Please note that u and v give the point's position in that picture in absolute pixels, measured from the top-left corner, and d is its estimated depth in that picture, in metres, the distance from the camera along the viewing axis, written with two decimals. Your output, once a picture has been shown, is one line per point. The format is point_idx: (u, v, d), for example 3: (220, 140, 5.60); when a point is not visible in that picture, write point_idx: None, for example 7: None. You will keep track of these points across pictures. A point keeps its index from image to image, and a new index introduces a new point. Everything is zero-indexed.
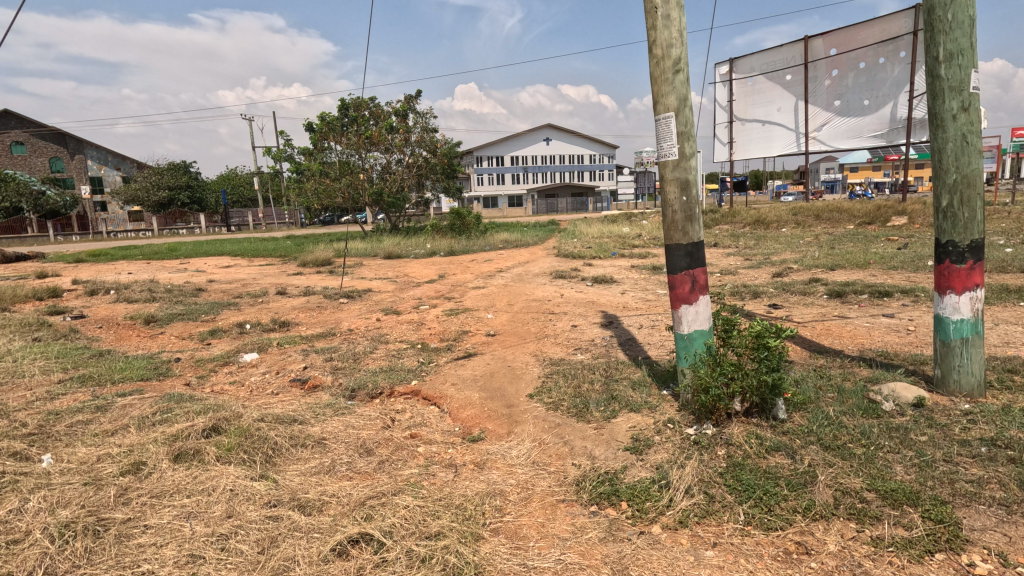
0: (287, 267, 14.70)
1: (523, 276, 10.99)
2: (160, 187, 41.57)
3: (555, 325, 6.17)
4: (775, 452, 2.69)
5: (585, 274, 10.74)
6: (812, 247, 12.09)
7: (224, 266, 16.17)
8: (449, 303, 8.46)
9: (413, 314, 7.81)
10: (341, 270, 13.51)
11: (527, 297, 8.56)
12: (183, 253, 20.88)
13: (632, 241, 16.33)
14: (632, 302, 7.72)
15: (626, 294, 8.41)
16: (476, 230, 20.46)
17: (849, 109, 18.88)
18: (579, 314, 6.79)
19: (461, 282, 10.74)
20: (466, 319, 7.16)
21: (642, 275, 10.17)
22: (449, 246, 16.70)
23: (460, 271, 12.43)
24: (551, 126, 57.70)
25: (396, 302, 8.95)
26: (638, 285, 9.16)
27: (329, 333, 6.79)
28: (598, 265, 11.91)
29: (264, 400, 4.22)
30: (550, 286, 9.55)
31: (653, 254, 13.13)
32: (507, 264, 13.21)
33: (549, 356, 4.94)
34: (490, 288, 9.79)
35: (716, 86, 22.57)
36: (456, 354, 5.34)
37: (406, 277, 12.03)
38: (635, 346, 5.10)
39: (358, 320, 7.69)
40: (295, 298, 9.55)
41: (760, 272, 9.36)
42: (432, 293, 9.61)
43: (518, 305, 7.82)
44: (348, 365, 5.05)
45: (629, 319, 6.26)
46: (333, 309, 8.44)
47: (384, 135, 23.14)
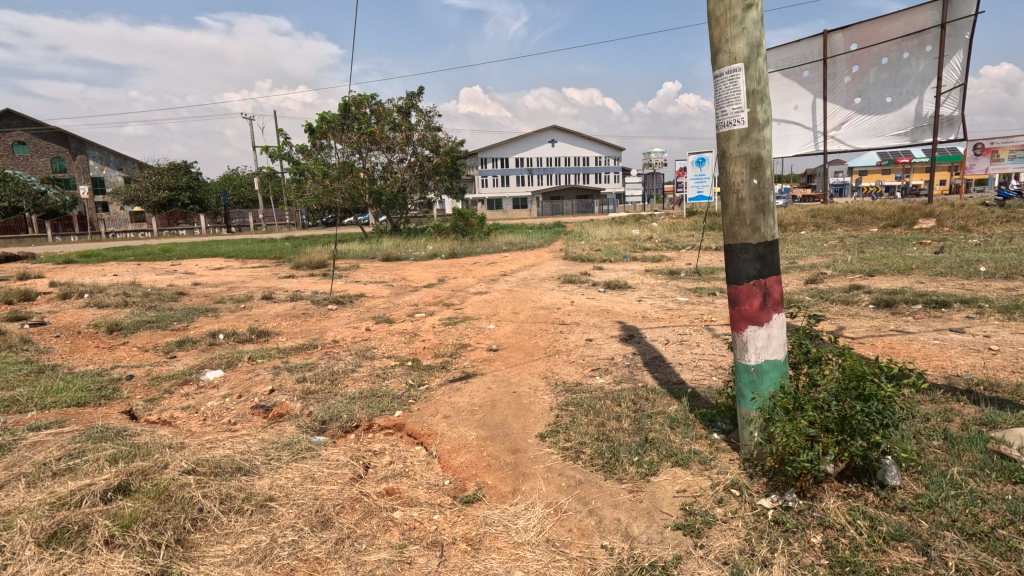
0: (280, 270, 13.97)
1: (528, 281, 10.19)
2: (160, 187, 40.94)
3: (567, 340, 5.37)
4: (898, 543, 1.87)
5: (596, 278, 9.93)
6: (839, 251, 11.25)
7: (216, 267, 15.46)
8: (447, 311, 7.68)
9: (407, 324, 7.01)
10: (336, 273, 12.76)
11: (534, 304, 7.76)
12: (175, 254, 20.19)
13: (643, 243, 15.52)
14: (651, 311, 6.92)
15: (642, 302, 7.60)
16: (479, 232, 19.72)
17: (870, 107, 18.07)
18: (593, 326, 5.99)
19: (462, 287, 9.94)
20: (466, 330, 6.37)
21: (658, 280, 9.37)
22: (451, 248, 15.93)
23: (462, 274, 11.65)
24: (557, 127, 56.91)
25: (390, 308, 8.18)
26: (655, 292, 8.36)
27: (310, 346, 6.00)
28: (609, 269, 11.11)
29: (212, 436, 3.41)
30: (558, 293, 8.74)
31: (667, 258, 12.32)
32: (511, 267, 12.40)
33: (562, 379, 4.14)
34: (492, 294, 9.01)
35: None
36: (452, 375, 4.54)
37: (403, 280, 11.26)
38: (665, 368, 4.28)
39: (345, 329, 6.91)
40: (280, 304, 8.77)
41: (788, 278, 8.54)
42: (430, 299, 8.83)
43: (524, 314, 7.03)
44: (323, 388, 4.25)
45: (651, 332, 5.45)
46: (320, 317, 7.66)
47: (385, 134, 22.44)
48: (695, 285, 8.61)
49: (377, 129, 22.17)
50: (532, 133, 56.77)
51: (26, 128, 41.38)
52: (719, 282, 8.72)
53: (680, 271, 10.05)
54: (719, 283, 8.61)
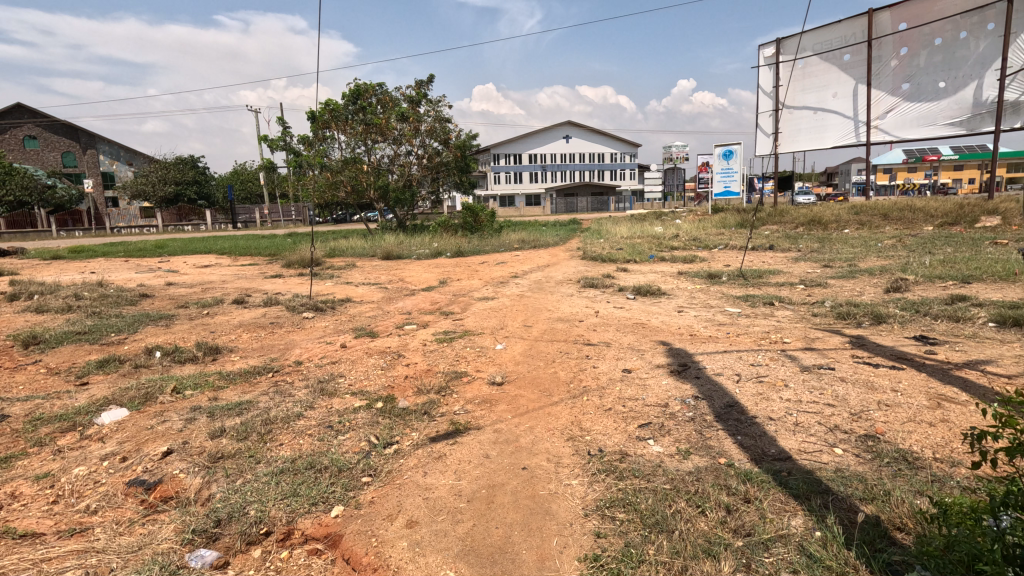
0: (269, 269, 12.71)
1: (542, 284, 8.78)
2: (167, 182, 40.10)
3: (599, 371, 3.96)
4: None
5: (622, 282, 8.51)
6: (900, 252, 9.74)
7: (204, 265, 14.30)
8: (444, 323, 6.30)
9: (392, 339, 5.63)
10: (327, 273, 11.45)
11: (549, 315, 6.35)
12: (168, 250, 19.08)
13: (669, 242, 14.08)
14: (700, 327, 5.47)
15: (684, 313, 6.15)
16: (489, 229, 18.38)
17: (919, 93, 16.44)
18: (629, 349, 4.57)
19: (466, 291, 8.57)
20: (464, 350, 4.99)
21: (696, 285, 7.92)
22: (457, 246, 14.59)
23: (467, 276, 10.26)
24: (572, 123, 55.28)
25: (377, 318, 6.82)
26: (695, 300, 6.92)
27: (265, 371, 4.66)
28: (633, 271, 9.67)
29: (22, 555, 2.06)
30: (578, 300, 7.32)
31: (700, 259, 10.86)
32: (523, 268, 10.99)
33: (598, 445, 2.75)
34: (500, 301, 7.62)
35: (760, 70, 20.35)
36: (436, 426, 3.18)
37: (401, 282, 9.91)
38: (752, 428, 2.84)
39: (316, 346, 5.54)
40: (250, 311, 7.44)
41: (857, 284, 7.05)
42: (426, 306, 7.46)
43: (537, 329, 5.63)
44: (243, 451, 2.88)
45: (712, 361, 4.03)
46: (292, 329, 6.31)
47: (392, 124, 21.03)
48: (743, 292, 7.15)
49: (383, 120, 20.84)
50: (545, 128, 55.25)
51: (36, 122, 40.70)
52: (772, 288, 7.26)
53: (720, 274, 8.57)
54: (772, 290, 7.14)
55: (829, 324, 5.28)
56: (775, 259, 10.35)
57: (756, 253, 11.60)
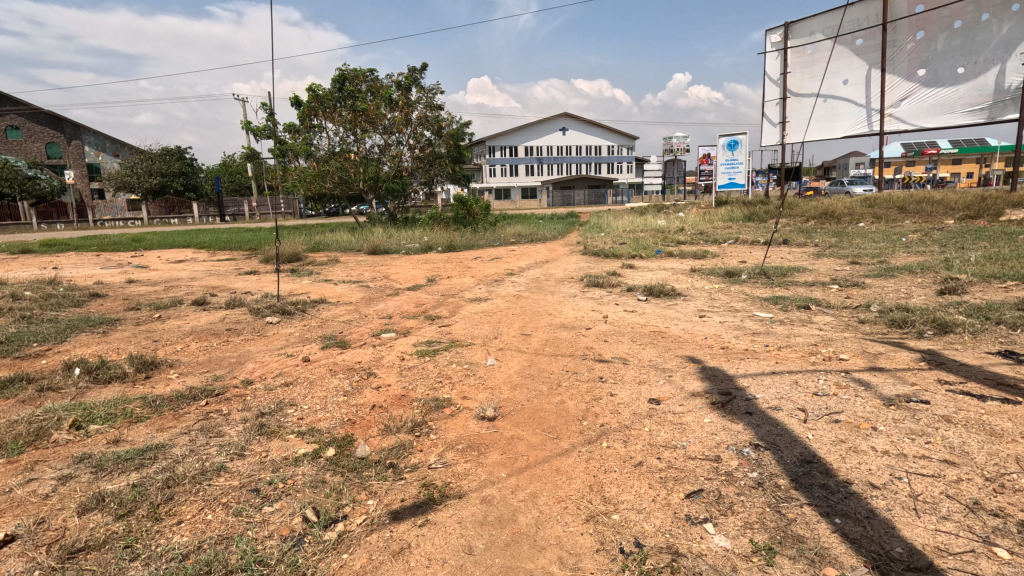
0: (244, 265, 11.72)
1: (541, 283, 7.89)
2: (152, 173, 38.84)
3: (618, 403, 3.10)
4: None
5: (630, 281, 7.65)
6: (931, 248, 8.93)
7: (179, 260, 13.34)
8: (429, 330, 5.42)
9: (366, 351, 4.75)
10: (306, 270, 10.50)
11: (550, 321, 5.48)
12: (145, 243, 18.06)
13: (675, 236, 13.22)
14: (731, 337, 4.61)
15: (708, 320, 5.27)
16: (484, 222, 17.49)
17: (936, 79, 15.71)
18: (653, 369, 3.70)
19: (456, 291, 7.68)
20: (448, 366, 4.10)
21: (714, 284, 7.07)
22: (449, 240, 13.67)
23: (458, 273, 9.36)
24: (568, 115, 54.28)
25: (353, 324, 5.92)
26: (716, 302, 6.07)
27: (203, 395, 3.76)
28: (641, 269, 8.79)
29: None
30: (583, 303, 6.44)
31: (712, 255, 10.01)
32: (519, 264, 10.12)
33: (636, 535, 1.87)
34: (495, 302, 6.73)
35: (768, 56, 19.45)
36: (402, 492, 2.30)
37: (385, 280, 9.01)
38: (853, 504, 1.98)
39: (274, 360, 4.63)
40: (208, 314, 6.50)
41: (900, 284, 6.20)
42: (410, 309, 6.55)
43: (538, 340, 4.75)
44: (121, 538, 1.99)
45: (762, 388, 3.17)
46: (252, 337, 5.40)
47: (382, 112, 19.89)
48: (770, 293, 6.28)
49: (373, 107, 19.66)
50: (542, 120, 54.15)
51: (18, 111, 39.26)
52: (802, 289, 6.41)
53: (738, 272, 7.73)
54: (803, 290, 6.29)
55: (885, 335, 4.42)
56: (793, 255, 9.52)
57: (771, 248, 10.75)
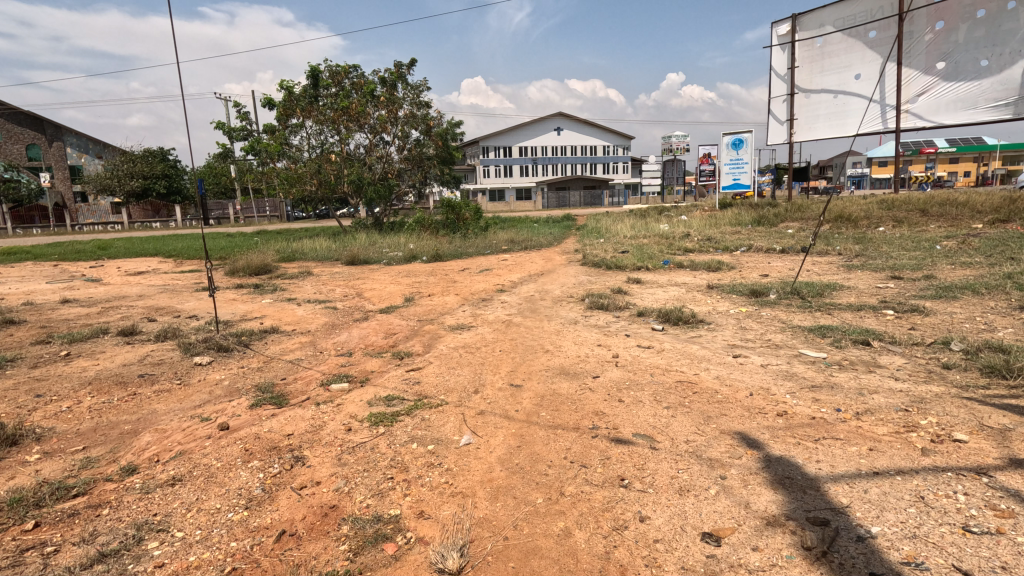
0: (205, 278, 10.53)
1: (535, 304, 6.77)
2: (134, 175, 37.36)
3: (654, 544, 1.98)
4: None
5: (639, 302, 6.55)
6: (977, 259, 7.88)
7: (138, 272, 12.15)
8: (394, 376, 4.29)
9: (307, 413, 3.61)
10: (272, 286, 9.34)
11: (546, 364, 4.37)
12: (111, 252, 16.78)
13: (682, 243, 12.15)
14: (784, 394, 3.50)
15: (746, 364, 4.15)
16: (474, 226, 16.38)
17: (958, 73, 14.73)
18: (694, 461, 2.57)
19: (436, 314, 6.55)
20: (405, 449, 2.97)
21: (740, 307, 5.99)
22: (435, 248, 12.53)
23: (441, 290, 8.22)
24: (563, 115, 53.27)
25: (303, 364, 4.78)
26: (749, 335, 4.96)
27: (50, 499, 2.59)
28: (649, 285, 7.69)
29: None
30: (587, 333, 5.31)
31: (727, 267, 8.93)
32: (511, 278, 9.01)
33: None
34: (479, 332, 5.59)
35: (773, 51, 18.43)
36: None
37: (358, 299, 7.87)
38: None
39: (180, 428, 3.47)
40: (129, 349, 5.28)
41: (970, 310, 5.13)
42: (377, 343, 5.40)
43: (531, 398, 3.61)
44: None
45: (878, 513, 2.05)
46: (167, 388, 4.22)
47: (365, 110, 18.68)
48: (812, 321, 5.20)
49: (356, 104, 18.44)
50: (536, 120, 53.06)
51: None
52: (849, 316, 5.33)
53: (765, 289, 6.62)
54: (851, 318, 5.21)
55: (994, 393, 3.32)
56: (819, 266, 8.47)
57: (791, 259, 9.67)
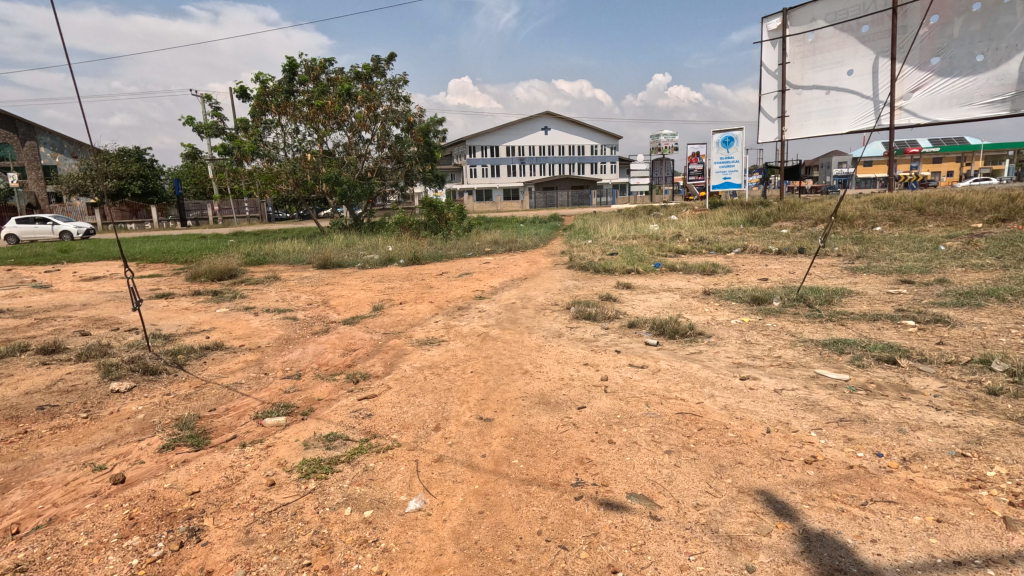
0: (163, 285, 9.75)
1: (516, 314, 6.12)
2: (107, 175, 36.10)
3: None
4: None
5: (630, 310, 5.93)
6: (987, 261, 7.39)
7: (95, 277, 11.34)
8: (343, 406, 3.62)
9: (226, 460, 2.93)
10: (232, 293, 8.59)
11: (523, 389, 3.73)
12: (72, 255, 15.87)
13: (673, 244, 11.59)
14: (809, 431, 2.89)
15: (757, 390, 3.54)
16: (456, 227, 15.72)
17: (953, 68, 14.36)
18: (710, 541, 1.94)
19: (406, 326, 5.86)
20: (336, 516, 2.30)
21: (742, 317, 5.39)
22: (414, 250, 11.85)
23: (414, 297, 7.55)
24: (550, 115, 52.77)
25: (240, 390, 4.08)
26: (756, 352, 4.35)
27: None
28: (640, 290, 7.08)
29: None
30: (572, 348, 4.67)
31: (722, 270, 8.37)
32: (492, 283, 8.35)
33: None
34: (450, 348, 4.93)
35: (764, 46, 17.98)
36: None
37: (322, 307, 7.17)
38: None
39: (61, 484, 2.76)
40: (40, 371, 4.54)
41: (1000, 319, 4.58)
42: (332, 362, 4.71)
43: (502, 438, 2.97)
44: None
45: None
46: (68, 423, 3.50)
47: (343, 107, 17.90)
48: (826, 335, 4.61)
49: (332, 101, 17.65)
50: (523, 119, 52.44)
51: None
52: (865, 327, 4.75)
53: (767, 296, 6.04)
54: (870, 331, 4.63)
55: None
56: (821, 269, 7.92)
57: (789, 261, 9.14)
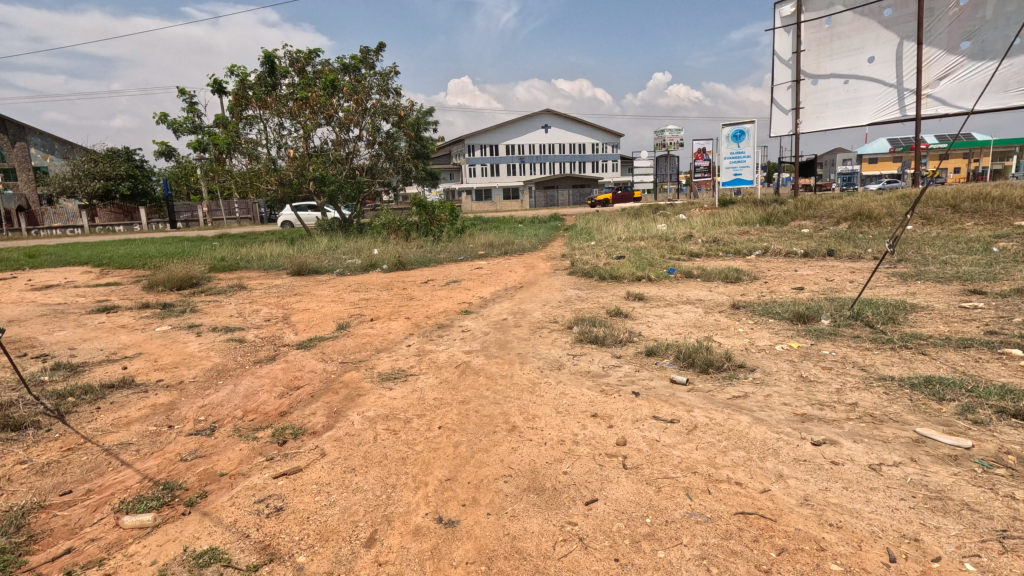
0: (114, 296, 8.65)
1: (506, 335, 5.03)
2: (94, 176, 35.07)
3: None
4: None
5: (646, 331, 4.83)
6: None
7: (47, 285, 10.26)
8: (246, 490, 2.52)
9: None
10: (185, 306, 7.49)
11: (506, 462, 2.65)
12: (37, 260, 14.78)
13: (685, 246, 10.51)
14: (961, 561, 1.78)
15: (845, 468, 2.43)
16: (449, 229, 14.70)
17: (986, 52, 13.27)
18: None
19: (371, 354, 4.74)
20: None
21: (791, 343, 4.27)
22: (399, 255, 10.76)
23: (390, 311, 6.45)
24: (550, 112, 51.72)
25: (120, 456, 2.97)
26: (822, 398, 3.25)
27: None
28: (654, 303, 5.99)
29: None
30: (575, 389, 3.56)
31: (745, 276, 7.29)
32: (482, 292, 7.26)
33: None
34: (419, 387, 3.82)
35: (777, 33, 16.86)
36: None
37: (280, 326, 6.07)
38: None
39: None
40: None
41: None
42: (263, 409, 3.61)
43: (470, 570, 1.89)
44: None
45: None
46: None
47: (330, 99, 16.81)
48: (911, 372, 3.49)
49: (318, 93, 16.53)
50: (523, 117, 51.37)
51: None
52: (958, 359, 3.64)
53: (814, 312, 4.94)
54: (967, 365, 3.52)
55: None
56: (863, 277, 6.83)
57: (820, 265, 8.07)
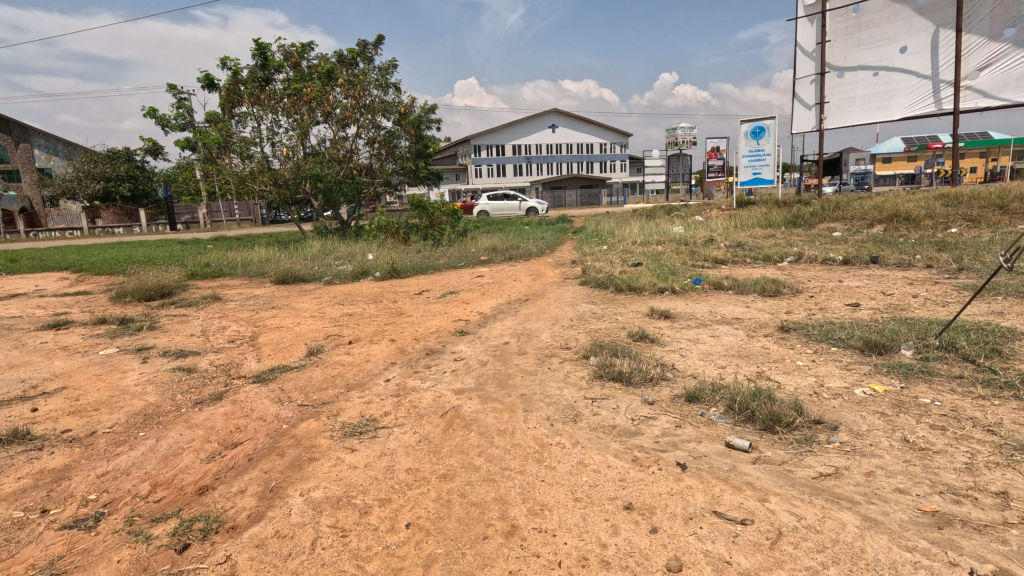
0: (74, 309, 7.77)
1: (507, 367, 4.07)
2: (94, 177, 34.46)
3: None
4: None
5: (680, 365, 3.86)
6: None
7: (11, 295, 9.42)
8: None
9: None
10: (144, 322, 6.59)
11: None
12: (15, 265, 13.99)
13: (707, 251, 9.53)
14: None
15: None
16: (451, 231, 13.77)
17: None
18: None
19: (338, 393, 3.80)
20: None
21: (875, 385, 3.29)
22: (393, 261, 9.83)
23: (373, 331, 5.52)
24: (557, 112, 50.86)
25: None
26: (951, 481, 2.28)
27: None
28: (684, 323, 5.03)
29: None
30: (598, 459, 2.61)
31: (786, 287, 6.30)
32: (482, 307, 6.31)
33: None
34: (390, 448, 2.89)
35: (800, 23, 15.77)
36: None
37: (242, 349, 5.15)
38: None
39: None
40: None
41: None
42: (180, 481, 2.70)
43: None
44: None
45: None
46: None
47: (326, 94, 15.96)
48: None
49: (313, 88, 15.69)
50: (530, 117, 50.51)
51: None
52: None
53: (892, 339, 3.97)
54: None
55: None
56: (927, 290, 5.83)
57: (867, 275, 7.09)
